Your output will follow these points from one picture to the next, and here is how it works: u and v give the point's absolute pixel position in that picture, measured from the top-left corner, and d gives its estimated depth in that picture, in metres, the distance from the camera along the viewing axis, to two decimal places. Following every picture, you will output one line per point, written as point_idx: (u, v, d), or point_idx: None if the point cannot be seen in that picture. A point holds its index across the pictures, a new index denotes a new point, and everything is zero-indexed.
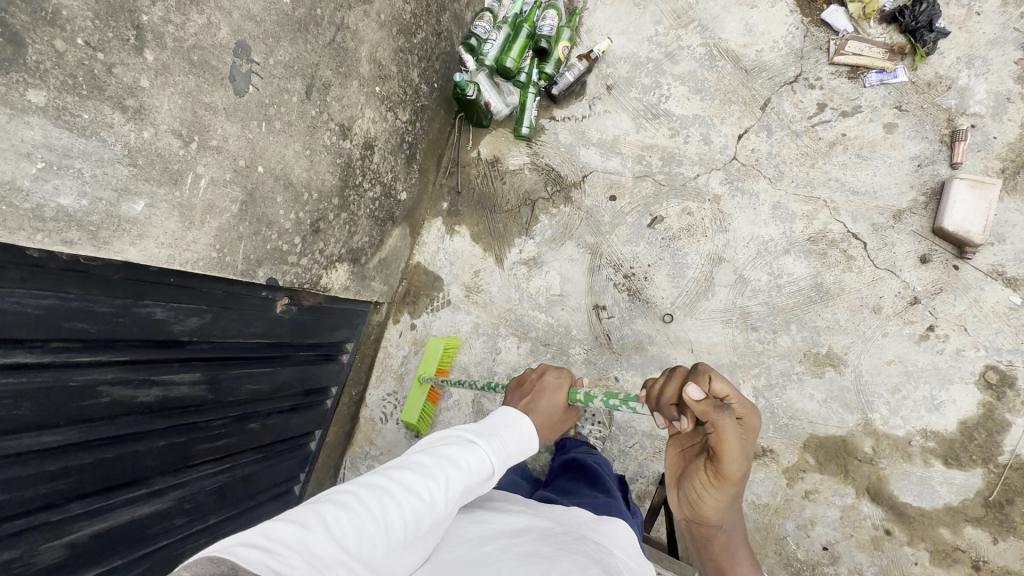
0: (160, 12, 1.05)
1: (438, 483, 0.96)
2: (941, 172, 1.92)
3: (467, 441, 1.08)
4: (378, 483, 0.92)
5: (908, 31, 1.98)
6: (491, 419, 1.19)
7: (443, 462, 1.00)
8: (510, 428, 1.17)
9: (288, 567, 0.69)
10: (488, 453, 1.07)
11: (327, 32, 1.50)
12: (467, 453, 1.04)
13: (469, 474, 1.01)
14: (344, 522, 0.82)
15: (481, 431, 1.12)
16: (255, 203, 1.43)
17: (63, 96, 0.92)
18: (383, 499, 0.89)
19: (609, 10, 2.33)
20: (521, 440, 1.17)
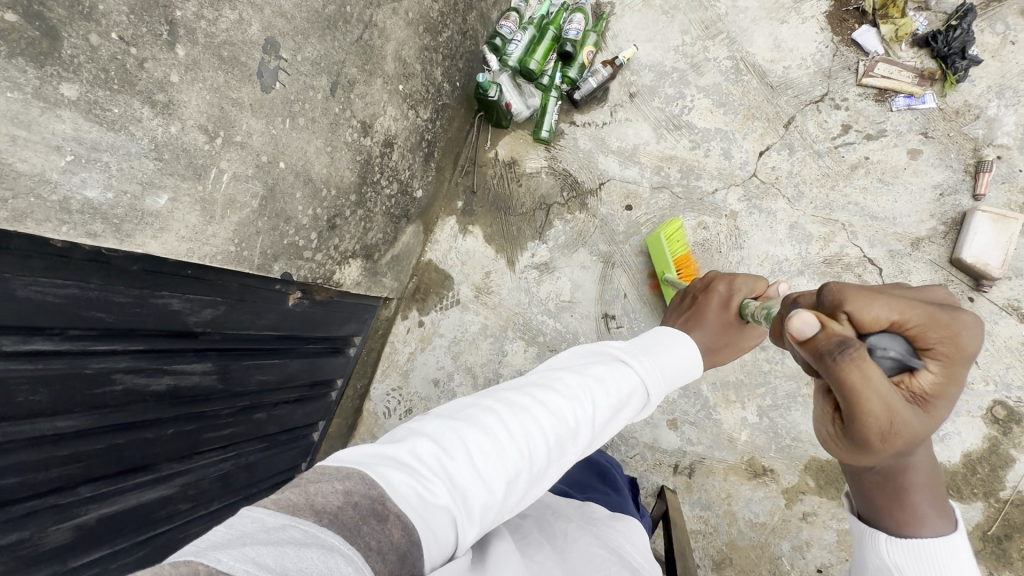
0: (194, 8, 1.04)
1: (579, 411, 1.02)
2: (963, 202, 1.90)
3: (614, 365, 1.14)
4: (522, 403, 1.00)
5: (940, 56, 1.96)
6: (645, 339, 1.27)
7: (584, 387, 1.06)
8: (665, 348, 1.25)
9: (429, 490, 0.80)
10: (637, 373, 1.14)
11: (355, 30, 1.49)
12: (609, 380, 1.09)
13: (610, 399, 1.07)
14: (484, 447, 0.90)
15: (628, 355, 1.18)
16: (274, 199, 1.43)
17: (94, 90, 0.92)
18: (524, 421, 0.96)
19: (636, 16, 2.30)
20: (673, 358, 1.23)
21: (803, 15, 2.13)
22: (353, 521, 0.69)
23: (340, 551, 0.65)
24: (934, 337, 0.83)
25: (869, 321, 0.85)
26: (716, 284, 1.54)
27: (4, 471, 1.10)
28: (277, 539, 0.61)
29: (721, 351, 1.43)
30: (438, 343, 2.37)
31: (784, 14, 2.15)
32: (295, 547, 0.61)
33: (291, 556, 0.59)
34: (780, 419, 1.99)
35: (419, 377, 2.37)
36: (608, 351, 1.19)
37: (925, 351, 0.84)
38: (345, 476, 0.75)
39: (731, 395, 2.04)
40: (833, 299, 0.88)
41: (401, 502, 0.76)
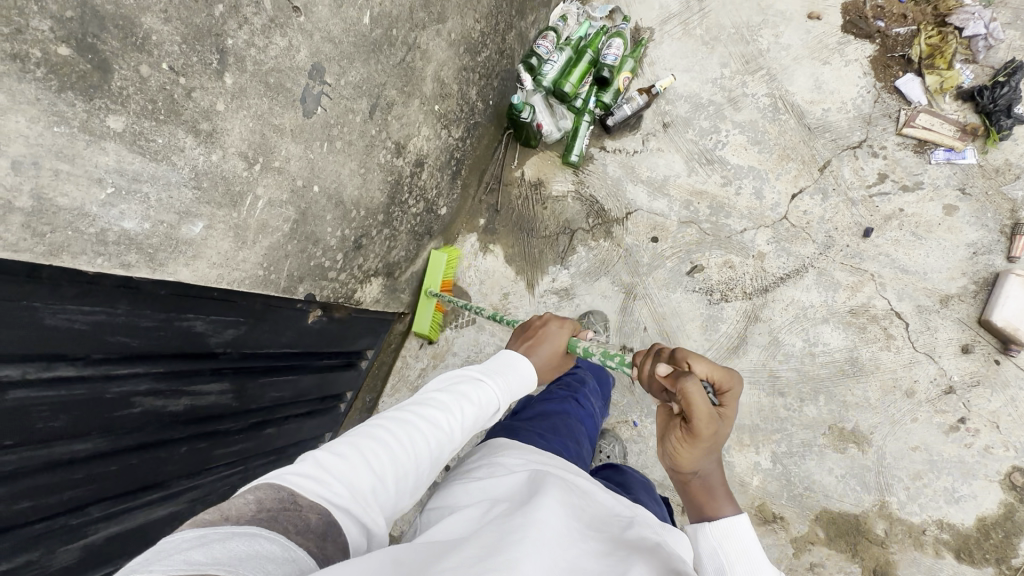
0: (246, 36, 1.00)
1: (450, 420, 0.98)
2: (997, 263, 1.88)
3: (474, 384, 1.08)
4: (405, 416, 0.95)
5: (984, 112, 1.92)
6: (494, 360, 1.21)
7: (458, 402, 1.02)
8: (510, 370, 1.18)
9: (336, 493, 0.78)
10: (493, 391, 1.10)
11: (399, 52, 1.44)
12: (474, 394, 1.06)
13: (476, 412, 1.04)
14: (376, 452, 0.87)
15: (486, 374, 1.13)
16: (306, 222, 1.39)
17: (141, 121, 0.88)
18: (410, 433, 0.92)
19: (676, 45, 2.27)
20: (521, 374, 1.20)
21: (847, 58, 2.10)
22: (270, 514, 0.71)
23: (266, 535, 0.67)
24: (728, 385, 1.07)
25: (699, 370, 1.07)
26: (550, 321, 1.42)
27: (17, 496, 1.07)
28: (199, 540, 0.62)
29: (551, 372, 1.37)
30: (450, 361, 2.34)
31: (828, 56, 2.12)
32: (220, 542, 0.63)
33: (218, 547, 0.62)
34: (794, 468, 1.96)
35: None
36: (468, 370, 1.12)
37: (723, 393, 1.08)
38: (253, 488, 0.74)
39: (746, 439, 2.01)
40: (681, 354, 1.09)
41: (310, 500, 0.75)
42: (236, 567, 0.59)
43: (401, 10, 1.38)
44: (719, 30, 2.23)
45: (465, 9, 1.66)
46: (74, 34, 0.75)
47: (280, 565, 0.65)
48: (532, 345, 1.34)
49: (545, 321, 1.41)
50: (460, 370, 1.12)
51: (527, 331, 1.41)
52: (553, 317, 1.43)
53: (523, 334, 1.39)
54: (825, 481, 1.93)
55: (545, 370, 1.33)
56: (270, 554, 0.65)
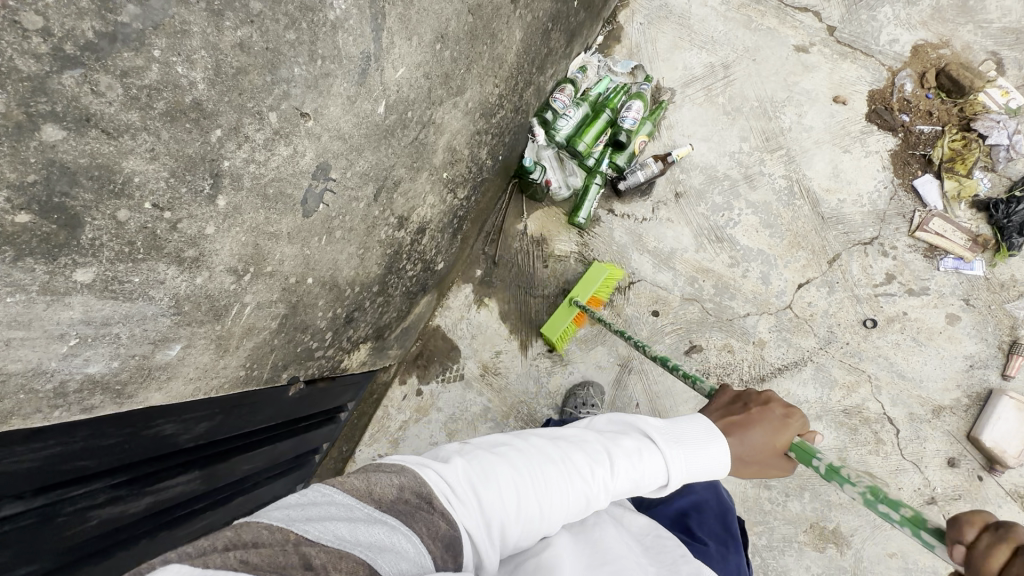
0: (245, 154, 0.86)
1: (594, 474, 0.87)
2: (991, 379, 1.88)
3: (639, 444, 0.91)
4: (551, 452, 0.90)
5: (997, 226, 1.91)
6: (684, 423, 0.96)
7: (614, 458, 0.89)
8: (703, 444, 0.93)
9: (460, 507, 0.79)
10: (664, 461, 0.90)
11: (412, 132, 1.32)
12: (640, 456, 0.90)
13: (634, 478, 0.89)
14: (512, 482, 0.84)
15: (660, 437, 0.92)
16: (296, 314, 1.27)
17: (115, 266, 0.76)
18: (546, 473, 0.87)
19: (696, 110, 2.18)
20: (710, 453, 0.92)
21: (868, 149, 2.05)
22: (408, 509, 0.74)
23: (402, 529, 0.71)
24: None
25: None
26: (775, 402, 1.07)
27: None
28: (348, 514, 0.69)
29: (751, 467, 1.02)
30: (434, 417, 2.24)
31: (849, 144, 2.06)
32: (365, 524, 0.68)
33: (363, 530, 0.67)
34: (772, 561, 1.95)
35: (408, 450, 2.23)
36: (645, 423, 0.95)
37: None
38: (399, 471, 0.78)
39: None
40: None
41: (443, 506, 0.77)
42: (373, 558, 0.65)
43: (420, 93, 1.25)
44: (743, 101, 2.15)
45: (486, 76, 1.52)
46: (36, 196, 0.62)
47: (410, 566, 0.68)
48: (737, 425, 1.03)
49: (765, 405, 1.06)
50: (632, 418, 0.97)
51: (736, 406, 1.09)
52: (783, 402, 1.07)
53: (726, 407, 1.09)
54: None
55: (753, 466, 1.02)
56: (404, 553, 0.69)
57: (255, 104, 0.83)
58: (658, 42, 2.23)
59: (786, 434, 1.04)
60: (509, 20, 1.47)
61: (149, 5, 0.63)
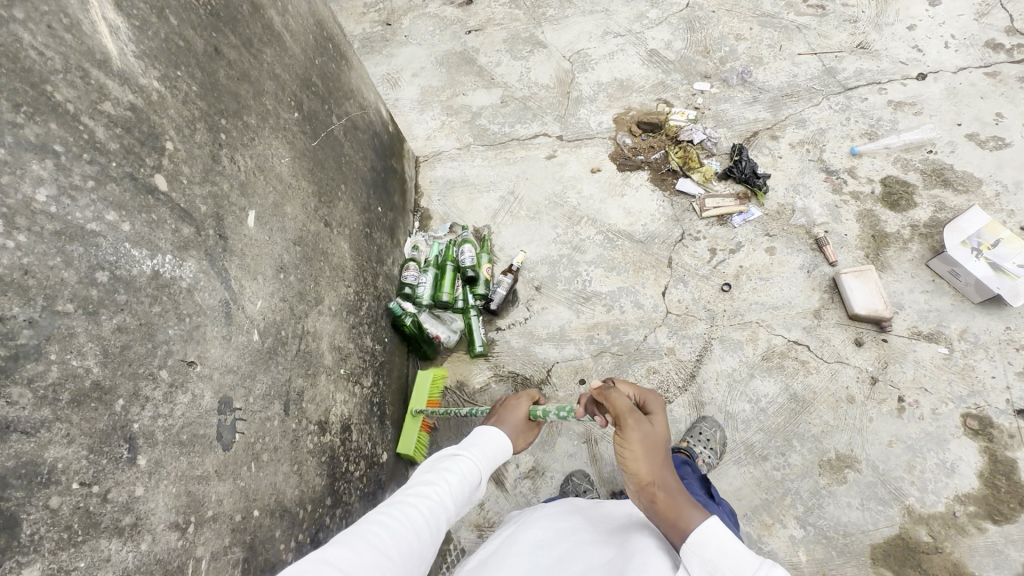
0: (150, 412, 1.01)
1: (440, 500, 1.16)
2: (827, 271, 2.31)
3: (451, 461, 1.27)
4: (402, 499, 1.14)
5: (743, 181, 2.54)
6: (471, 436, 1.38)
7: (443, 477, 1.21)
8: (484, 438, 1.39)
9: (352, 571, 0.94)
10: (471, 460, 1.29)
11: (293, 345, 1.54)
12: (456, 465, 1.26)
13: (460, 479, 1.23)
14: (391, 532, 1.06)
15: (464, 450, 1.31)
16: (257, 553, 1.27)
17: (58, 555, 0.82)
18: (407, 512, 1.11)
19: (511, 228, 2.71)
20: (498, 446, 1.38)
21: (635, 186, 2.68)
22: None
23: None
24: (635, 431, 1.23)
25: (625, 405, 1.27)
26: (547, 402, 1.50)
27: None
28: None
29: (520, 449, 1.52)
30: None
31: (622, 189, 2.68)
32: None
33: None
34: (822, 521, 1.93)
35: None
36: (447, 450, 1.31)
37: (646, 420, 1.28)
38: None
39: (766, 518, 1.96)
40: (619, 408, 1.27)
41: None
42: None
43: (284, 314, 1.51)
44: (538, 205, 2.74)
45: (335, 282, 1.85)
46: None
47: None
48: (500, 418, 1.53)
49: (506, 400, 1.63)
50: (438, 454, 1.29)
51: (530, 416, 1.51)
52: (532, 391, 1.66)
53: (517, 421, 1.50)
54: (852, 518, 1.92)
55: (539, 444, 1.38)
56: None
57: (145, 369, 1.01)
58: (457, 203, 2.84)
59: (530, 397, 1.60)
60: (332, 238, 1.86)
61: (40, 324, 0.82)
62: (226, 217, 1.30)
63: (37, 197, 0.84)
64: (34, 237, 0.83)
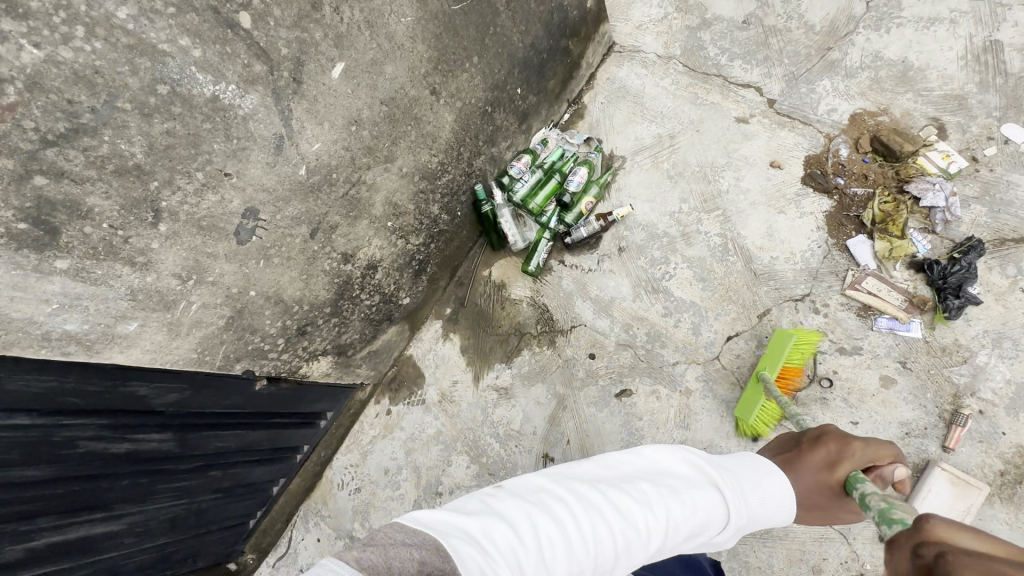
0: (179, 197, 1.34)
1: (639, 520, 1.05)
2: (930, 449, 1.81)
3: (706, 491, 1.15)
4: (587, 498, 1.07)
5: (934, 287, 1.90)
6: (747, 460, 1.26)
7: (647, 496, 1.09)
8: (755, 476, 1.21)
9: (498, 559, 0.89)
10: (725, 502, 1.14)
11: (341, 189, 1.76)
12: (688, 494, 1.13)
13: (680, 505, 1.09)
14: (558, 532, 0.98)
15: (721, 480, 1.18)
16: (242, 317, 1.72)
17: (83, 261, 1.25)
18: (593, 512, 1.04)
19: (643, 175, 2.41)
20: (780, 497, 1.19)
21: (802, 210, 2.13)
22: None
23: None
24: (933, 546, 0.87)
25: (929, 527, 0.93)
26: (828, 438, 1.28)
27: None
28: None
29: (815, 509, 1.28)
30: (397, 434, 2.52)
31: (784, 204, 2.17)
32: None
33: None
34: None
35: (374, 462, 2.53)
36: (711, 472, 1.20)
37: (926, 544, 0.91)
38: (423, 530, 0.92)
39: None
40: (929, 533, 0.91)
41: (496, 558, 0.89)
42: None
43: (342, 160, 1.70)
44: (685, 166, 2.35)
45: (419, 148, 1.96)
46: (31, 214, 1.14)
47: None
48: (794, 460, 1.29)
49: (825, 435, 1.30)
50: (676, 459, 1.22)
51: (799, 442, 1.34)
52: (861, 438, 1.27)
53: (785, 447, 1.34)
54: None
55: (809, 501, 1.26)
56: None
57: (183, 167, 1.31)
58: (614, 117, 2.53)
59: (871, 454, 1.24)
60: (434, 108, 1.92)
61: (99, 112, 1.14)
62: (306, 63, 1.45)
63: (117, 14, 1.10)
64: (108, 46, 1.10)
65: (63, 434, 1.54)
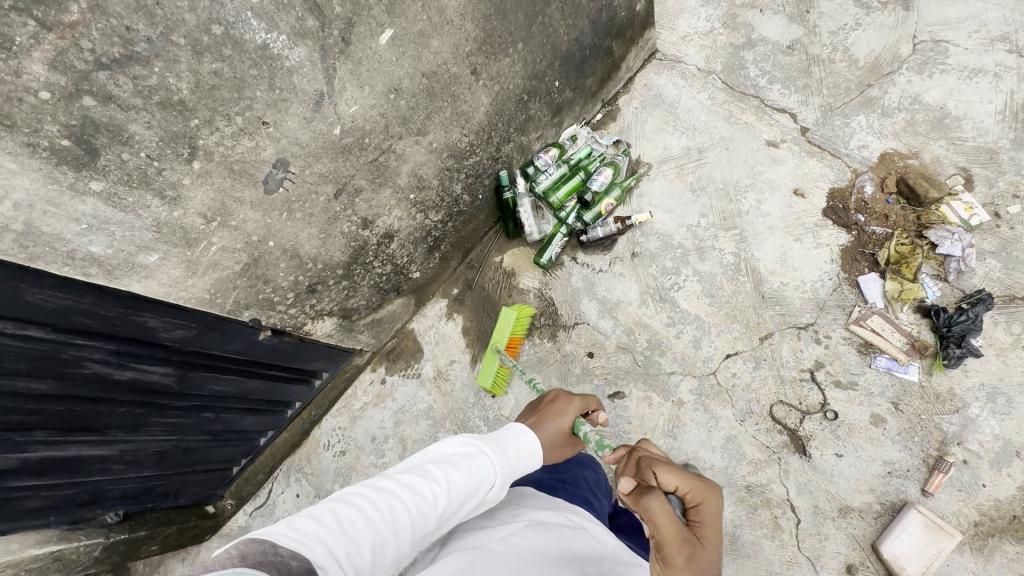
0: (216, 138, 1.37)
1: (430, 494, 1.07)
2: (909, 491, 1.84)
3: (470, 453, 1.18)
4: (377, 489, 1.07)
5: (938, 334, 1.92)
6: (505, 430, 1.28)
7: (437, 474, 1.11)
8: (512, 437, 1.26)
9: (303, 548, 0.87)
10: (489, 457, 1.18)
11: (370, 154, 1.78)
12: (467, 461, 1.16)
13: (463, 475, 1.12)
14: (352, 518, 0.98)
15: (485, 441, 1.22)
16: (257, 266, 1.75)
17: (117, 186, 1.28)
18: (387, 501, 1.04)
19: (666, 185, 2.42)
20: (526, 449, 1.24)
21: (819, 241, 2.15)
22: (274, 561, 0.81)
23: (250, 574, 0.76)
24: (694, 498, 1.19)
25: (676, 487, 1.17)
26: (557, 400, 1.44)
27: None
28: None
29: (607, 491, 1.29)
30: (389, 404, 2.55)
31: (801, 232, 2.18)
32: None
33: None
34: None
35: (361, 428, 2.56)
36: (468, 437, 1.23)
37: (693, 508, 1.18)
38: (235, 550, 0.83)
39: None
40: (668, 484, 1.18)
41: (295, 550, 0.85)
42: None
43: (376, 126, 1.72)
44: (709, 181, 2.36)
45: (451, 125, 1.98)
46: (74, 132, 1.16)
47: None
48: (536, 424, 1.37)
49: (554, 400, 1.44)
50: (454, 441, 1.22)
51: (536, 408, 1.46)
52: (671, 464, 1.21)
53: (529, 413, 1.44)
54: None
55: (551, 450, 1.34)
56: None
57: (224, 108, 1.34)
58: (646, 123, 2.54)
59: (581, 406, 1.42)
60: (472, 87, 1.94)
61: (155, 42, 1.16)
62: (357, 25, 1.47)
63: None
64: None
65: (72, 353, 1.57)
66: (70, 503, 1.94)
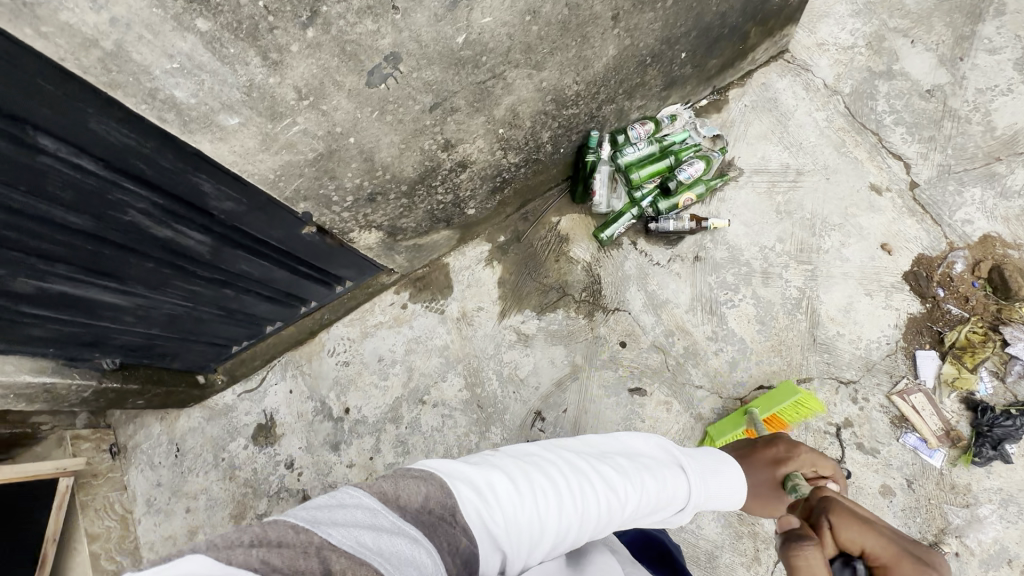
0: (341, 9, 1.21)
1: (622, 491, 1.08)
2: None
3: (672, 471, 1.17)
4: (575, 464, 1.09)
5: (976, 430, 1.91)
6: (706, 454, 1.26)
7: (631, 471, 1.12)
8: (715, 479, 1.21)
9: (487, 517, 0.91)
10: (687, 486, 1.17)
11: (480, 75, 1.61)
12: (666, 478, 1.15)
13: (656, 488, 1.12)
14: (544, 489, 1.01)
15: (687, 464, 1.20)
16: (329, 159, 1.60)
17: (222, 32, 1.13)
18: (580, 481, 1.05)
19: (752, 197, 2.29)
20: (726, 491, 1.21)
21: (889, 302, 2.08)
22: (428, 520, 0.83)
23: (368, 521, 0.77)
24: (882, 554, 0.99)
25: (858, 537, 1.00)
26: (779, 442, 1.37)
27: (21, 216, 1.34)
28: (373, 521, 0.76)
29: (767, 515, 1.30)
30: (405, 329, 2.46)
31: (875, 288, 2.10)
32: (388, 533, 0.76)
33: (384, 539, 0.74)
34: None
35: (370, 346, 2.47)
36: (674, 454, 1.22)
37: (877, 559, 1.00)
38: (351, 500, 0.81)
39: None
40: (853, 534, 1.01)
41: (464, 522, 0.87)
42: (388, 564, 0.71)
43: (499, 47, 1.55)
44: (798, 207, 2.24)
45: (567, 69, 1.80)
46: None
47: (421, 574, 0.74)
48: (750, 456, 1.36)
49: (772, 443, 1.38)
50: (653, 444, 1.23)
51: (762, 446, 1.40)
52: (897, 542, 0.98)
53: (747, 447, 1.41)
54: None
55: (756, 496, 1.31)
56: (422, 561, 0.75)
57: None
58: (751, 126, 2.37)
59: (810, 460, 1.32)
60: (604, 34, 1.75)
61: None
62: None
63: None
64: None
65: (117, 196, 1.43)
66: (72, 341, 1.86)
